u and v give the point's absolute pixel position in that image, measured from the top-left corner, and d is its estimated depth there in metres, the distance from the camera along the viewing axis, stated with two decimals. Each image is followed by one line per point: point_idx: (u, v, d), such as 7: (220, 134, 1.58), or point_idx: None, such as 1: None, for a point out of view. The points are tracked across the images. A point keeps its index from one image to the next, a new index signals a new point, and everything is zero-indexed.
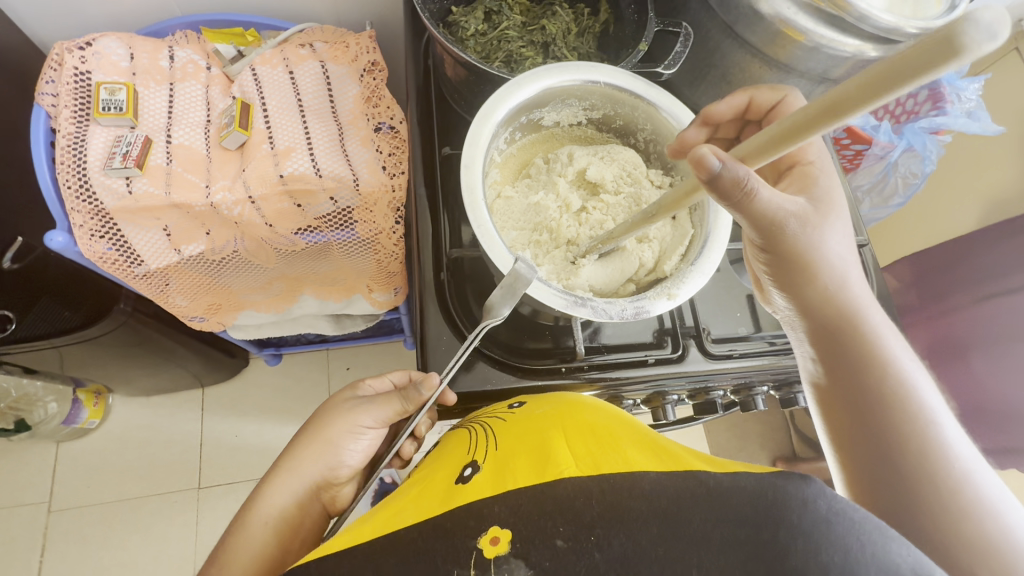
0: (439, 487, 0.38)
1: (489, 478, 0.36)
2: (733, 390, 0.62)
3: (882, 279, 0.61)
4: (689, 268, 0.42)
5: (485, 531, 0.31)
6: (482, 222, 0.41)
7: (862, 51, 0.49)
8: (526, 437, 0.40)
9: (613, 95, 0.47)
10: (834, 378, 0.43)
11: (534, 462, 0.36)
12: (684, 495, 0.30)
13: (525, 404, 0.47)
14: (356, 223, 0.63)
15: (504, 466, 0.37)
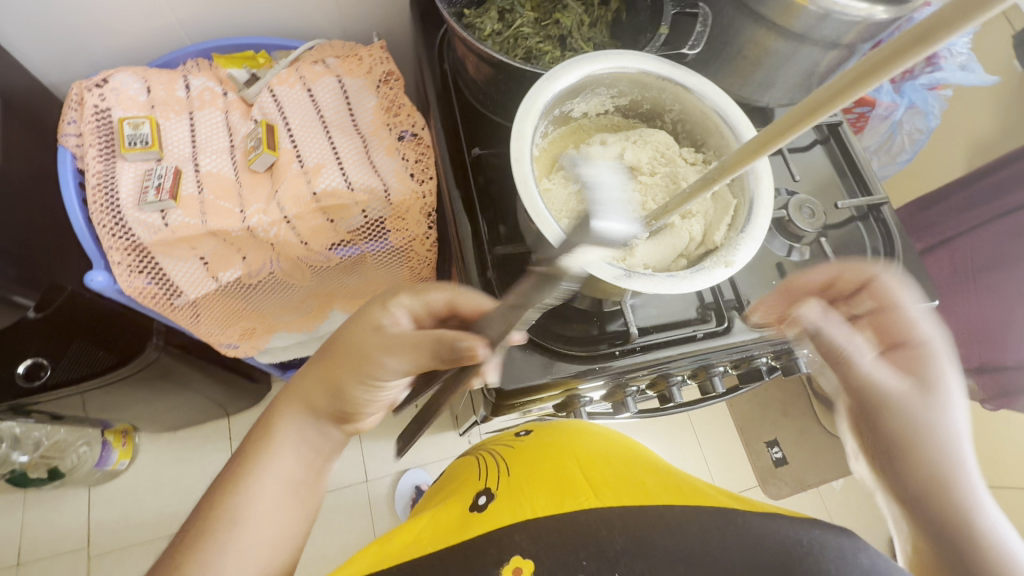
0: (459, 514, 0.51)
1: (508, 505, 0.50)
2: (776, 356, 0.63)
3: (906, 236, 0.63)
4: (740, 236, 0.44)
5: (512, 560, 0.44)
6: (538, 211, 0.42)
7: (871, 13, 0.51)
8: (535, 450, 0.57)
9: (642, 79, 0.48)
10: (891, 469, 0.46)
11: (550, 480, 0.51)
12: (712, 531, 0.43)
13: (529, 432, 0.63)
14: (389, 233, 0.64)
15: (519, 476, 0.53)
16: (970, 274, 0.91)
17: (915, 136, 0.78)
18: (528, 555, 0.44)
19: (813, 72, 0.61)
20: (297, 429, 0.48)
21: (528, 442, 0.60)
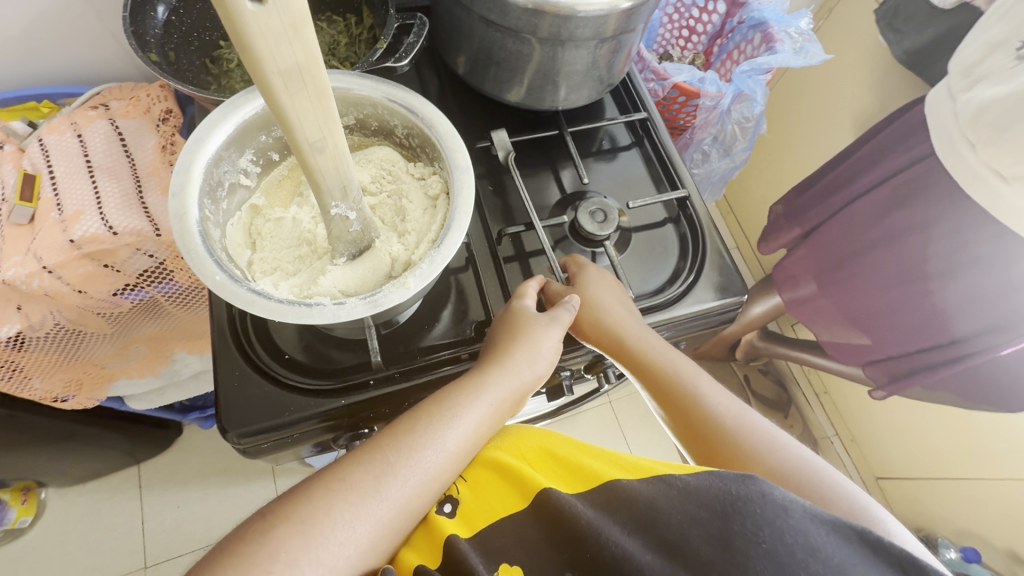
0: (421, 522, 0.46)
1: (476, 507, 0.46)
2: (589, 366, 0.65)
3: (708, 231, 0.62)
4: (433, 253, 0.41)
5: (501, 572, 0.42)
6: (193, 247, 0.38)
7: (611, 5, 0.49)
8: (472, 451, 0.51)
9: (347, 98, 0.46)
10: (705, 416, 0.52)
11: (510, 481, 0.47)
12: (669, 499, 0.42)
13: None
14: (174, 274, 0.63)
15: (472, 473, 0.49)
16: (844, 258, 0.89)
17: (746, 124, 0.77)
18: (516, 563, 0.43)
19: (594, 71, 0.59)
20: (441, 422, 0.44)
21: None
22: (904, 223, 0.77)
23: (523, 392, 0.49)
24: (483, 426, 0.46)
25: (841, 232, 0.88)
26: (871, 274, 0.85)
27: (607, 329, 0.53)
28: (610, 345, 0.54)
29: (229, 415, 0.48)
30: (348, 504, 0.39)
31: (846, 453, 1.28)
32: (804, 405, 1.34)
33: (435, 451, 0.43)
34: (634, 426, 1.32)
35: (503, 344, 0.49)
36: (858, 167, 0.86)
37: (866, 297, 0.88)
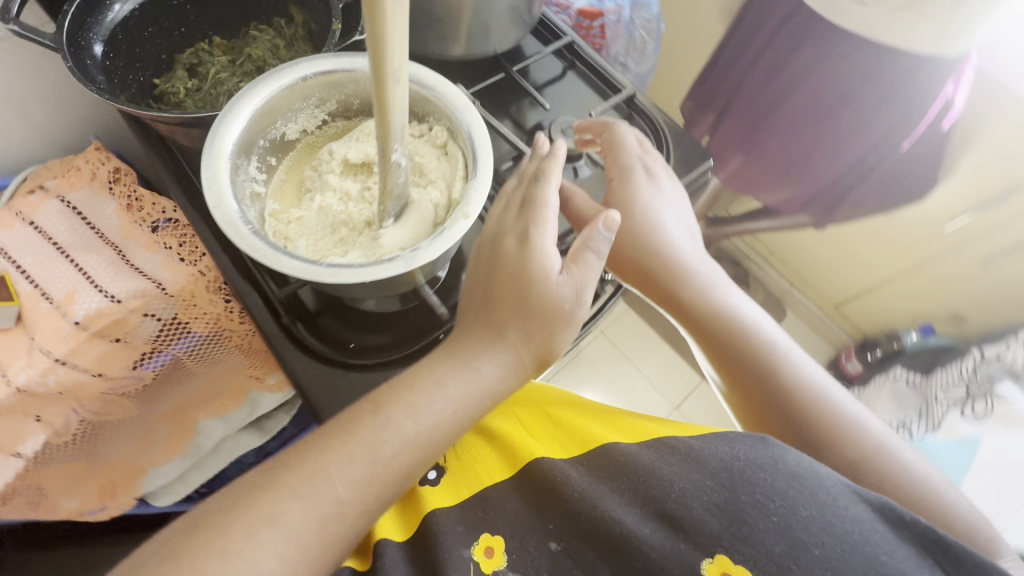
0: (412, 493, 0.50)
1: (461, 478, 0.50)
2: None
3: (661, 118, 0.69)
4: (474, 183, 0.44)
5: (479, 542, 0.44)
6: (257, 248, 0.39)
7: None
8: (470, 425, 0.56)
9: (330, 80, 0.48)
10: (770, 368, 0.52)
11: (503, 453, 0.51)
12: (677, 473, 0.43)
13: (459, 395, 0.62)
14: (190, 327, 0.60)
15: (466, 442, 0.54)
16: (757, 122, 1.01)
17: (649, 27, 0.87)
18: (497, 532, 0.44)
19: (519, 9, 0.63)
20: (430, 403, 0.41)
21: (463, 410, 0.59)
22: (798, 72, 0.90)
23: (543, 327, 0.44)
24: (477, 402, 0.42)
25: (748, 102, 1.00)
26: (784, 127, 0.97)
27: (633, 265, 0.56)
28: (644, 285, 0.56)
29: (326, 412, 0.49)
30: (301, 500, 0.36)
31: (806, 296, 1.46)
32: (759, 271, 1.50)
33: (432, 418, 0.41)
34: (631, 344, 1.43)
35: (508, 291, 0.44)
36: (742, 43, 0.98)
37: (783, 150, 1.00)
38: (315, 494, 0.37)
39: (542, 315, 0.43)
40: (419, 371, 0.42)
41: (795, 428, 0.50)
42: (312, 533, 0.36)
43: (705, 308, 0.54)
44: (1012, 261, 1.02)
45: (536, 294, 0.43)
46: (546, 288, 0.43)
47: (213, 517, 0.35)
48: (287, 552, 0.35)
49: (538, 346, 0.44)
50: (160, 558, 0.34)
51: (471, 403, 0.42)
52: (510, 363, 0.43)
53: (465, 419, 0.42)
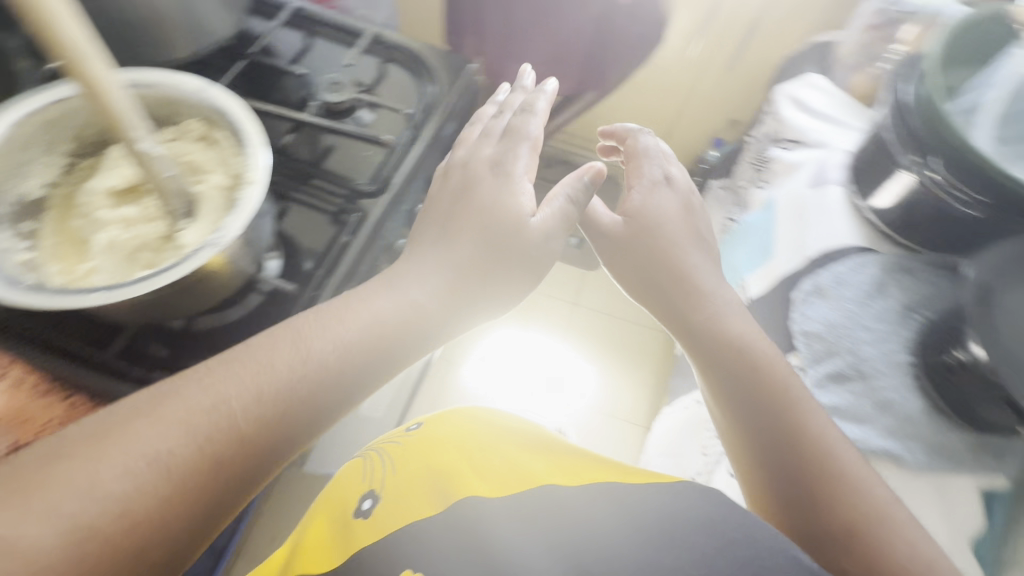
0: (350, 520, 0.59)
1: (382, 512, 0.57)
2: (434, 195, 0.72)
3: (411, 46, 0.73)
4: (249, 149, 0.45)
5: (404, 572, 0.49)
6: (56, 302, 0.38)
7: None
8: (411, 453, 0.66)
9: (48, 118, 0.46)
10: (799, 420, 0.56)
11: (430, 490, 0.58)
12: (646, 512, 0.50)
13: (418, 427, 0.73)
14: (24, 444, 0.47)
15: (405, 473, 0.63)
16: (511, 26, 1.11)
17: None
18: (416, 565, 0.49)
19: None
20: (347, 322, 0.46)
21: (410, 442, 0.69)
22: None
23: (491, 260, 0.52)
24: (386, 344, 0.46)
25: (496, 14, 1.08)
26: (536, 20, 1.08)
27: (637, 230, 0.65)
28: (643, 284, 0.65)
29: None
30: (209, 398, 0.38)
31: None
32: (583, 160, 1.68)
33: (338, 345, 0.44)
34: None
35: (471, 225, 0.53)
36: None
37: (542, 41, 1.10)
38: (226, 391, 0.39)
39: (500, 233, 0.52)
40: (349, 299, 0.48)
41: (754, 417, 0.57)
42: (215, 430, 0.38)
43: (711, 328, 0.62)
44: (743, 59, 1.25)
45: (477, 225, 0.53)
46: (493, 202, 0.54)
47: (130, 409, 0.37)
48: (183, 442, 0.36)
49: (455, 261, 0.51)
50: (76, 446, 0.34)
51: (385, 334, 0.46)
52: (441, 292, 0.50)
53: (379, 354, 0.46)
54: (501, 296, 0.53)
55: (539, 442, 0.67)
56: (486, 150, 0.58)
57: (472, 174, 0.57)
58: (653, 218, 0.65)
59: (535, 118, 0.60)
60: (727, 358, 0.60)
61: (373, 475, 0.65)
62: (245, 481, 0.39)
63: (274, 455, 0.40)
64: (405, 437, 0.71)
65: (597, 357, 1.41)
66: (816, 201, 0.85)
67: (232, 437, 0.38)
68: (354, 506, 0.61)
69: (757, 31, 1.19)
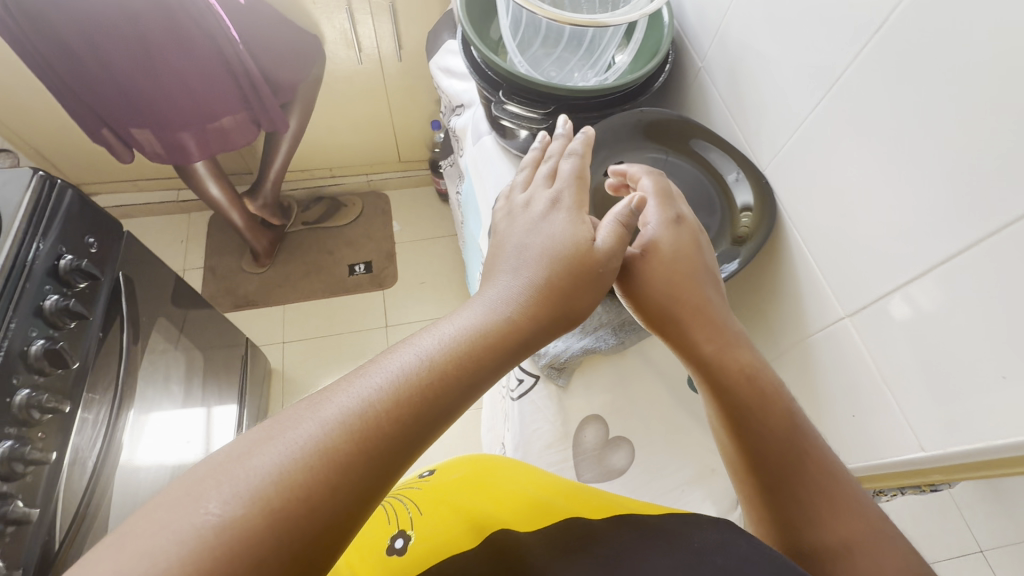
0: (372, 559, 0.51)
1: (425, 547, 0.51)
2: (55, 324, 0.63)
3: None
4: None
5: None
6: None
7: None
8: (433, 502, 0.58)
9: None
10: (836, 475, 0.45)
11: (466, 529, 0.53)
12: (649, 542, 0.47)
13: (433, 473, 0.66)
14: None
15: (430, 518, 0.55)
16: (146, 110, 1.00)
17: None
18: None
19: None
20: (440, 337, 0.39)
21: (427, 486, 0.62)
22: (113, 52, 0.90)
23: (582, 282, 0.46)
24: (471, 365, 0.38)
25: (121, 102, 0.98)
26: (169, 95, 0.99)
27: (673, 260, 0.51)
28: (685, 308, 0.50)
29: None
30: (346, 398, 0.34)
31: (371, 172, 1.69)
32: (331, 187, 1.68)
33: (439, 355, 0.37)
34: (313, 322, 1.51)
35: (556, 282, 0.45)
36: (52, 67, 0.91)
37: (191, 107, 1.02)
38: (345, 389, 0.34)
39: (547, 273, 0.45)
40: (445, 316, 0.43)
41: (775, 453, 0.46)
42: (322, 453, 0.31)
43: (723, 361, 0.49)
44: (406, 49, 1.31)
45: (539, 247, 0.47)
46: (549, 233, 0.48)
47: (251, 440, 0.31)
48: (282, 464, 0.30)
49: (562, 308, 0.45)
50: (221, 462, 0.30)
51: (465, 354, 0.38)
52: (528, 285, 0.45)
53: (456, 377, 0.37)
54: (577, 317, 0.46)
55: (558, 479, 0.61)
56: (543, 197, 0.53)
57: (533, 214, 0.52)
58: (692, 246, 0.53)
59: (583, 162, 0.56)
60: (734, 387, 0.48)
61: (390, 518, 0.57)
62: (353, 509, 0.32)
63: (377, 477, 0.33)
64: (423, 483, 0.63)
65: None
66: (480, 154, 0.90)
67: (331, 462, 0.31)
68: (378, 551, 0.52)
69: (401, 21, 1.24)
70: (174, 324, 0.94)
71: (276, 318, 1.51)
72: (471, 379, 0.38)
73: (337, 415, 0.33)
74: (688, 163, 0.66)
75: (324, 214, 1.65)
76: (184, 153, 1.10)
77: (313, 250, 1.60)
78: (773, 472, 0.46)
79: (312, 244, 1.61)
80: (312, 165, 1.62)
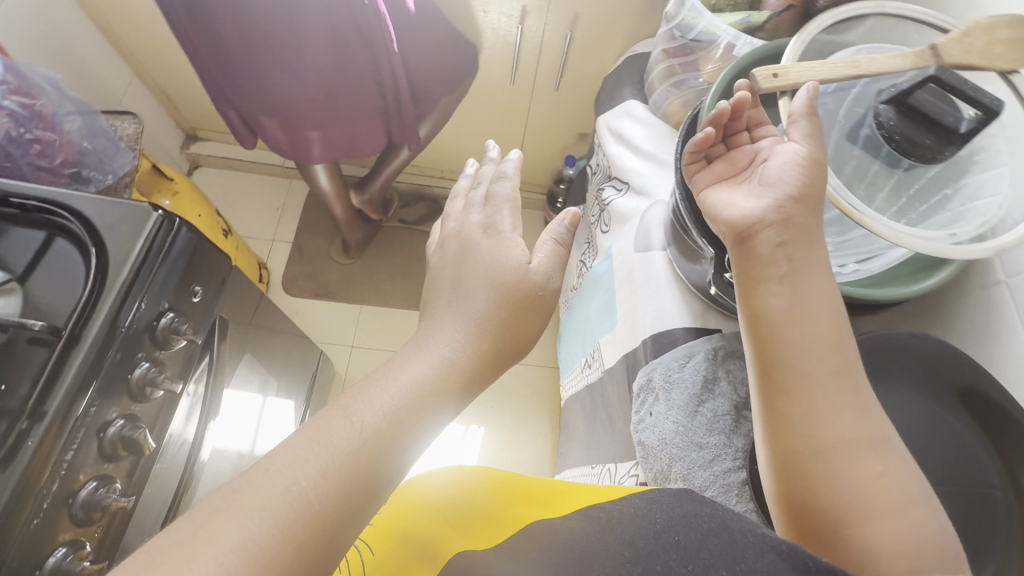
0: None
1: None
2: (139, 396, 0.55)
3: (78, 212, 0.54)
4: None
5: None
6: None
7: None
8: (389, 529, 0.58)
9: None
10: (884, 459, 0.42)
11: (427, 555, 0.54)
12: (611, 521, 0.47)
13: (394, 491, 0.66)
14: None
15: (385, 553, 0.55)
16: (280, 108, 0.90)
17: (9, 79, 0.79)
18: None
19: None
20: (398, 381, 0.40)
21: (387, 507, 0.63)
22: (264, 44, 0.79)
23: (530, 305, 0.46)
24: (439, 398, 0.40)
25: (256, 94, 0.88)
26: (307, 97, 0.88)
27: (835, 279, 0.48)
28: (828, 307, 0.46)
29: None
30: (306, 458, 0.34)
31: None
32: (441, 190, 1.56)
33: (394, 402, 0.38)
34: (387, 333, 1.42)
35: (501, 334, 0.44)
36: (198, 44, 0.82)
37: (327, 112, 0.91)
38: (320, 451, 0.35)
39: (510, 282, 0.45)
40: (392, 360, 0.42)
41: (829, 447, 0.43)
42: (297, 518, 0.32)
43: (808, 362, 0.45)
44: (568, 78, 1.14)
45: (480, 274, 0.46)
46: (487, 260, 0.47)
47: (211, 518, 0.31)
48: (262, 544, 0.30)
49: (514, 338, 0.45)
50: (170, 552, 0.29)
51: (425, 394, 0.39)
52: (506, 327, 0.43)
53: (421, 414, 0.39)
54: (528, 338, 0.46)
55: (548, 484, 0.62)
56: (474, 222, 0.50)
57: (466, 238, 0.50)
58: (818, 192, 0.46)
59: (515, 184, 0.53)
60: (807, 380, 0.45)
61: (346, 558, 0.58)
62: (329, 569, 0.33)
63: (345, 540, 0.34)
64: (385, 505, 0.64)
65: (488, 410, 1.34)
66: (642, 269, 0.74)
67: (287, 555, 0.31)
68: None
69: (574, 51, 1.07)
70: (252, 349, 0.86)
71: (351, 317, 1.43)
72: (433, 411, 0.39)
73: (300, 478, 0.33)
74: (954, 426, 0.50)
75: (425, 218, 1.54)
76: (306, 154, 1.00)
77: (404, 254, 1.50)
78: (814, 455, 0.43)
79: (405, 247, 1.51)
80: (427, 164, 1.50)
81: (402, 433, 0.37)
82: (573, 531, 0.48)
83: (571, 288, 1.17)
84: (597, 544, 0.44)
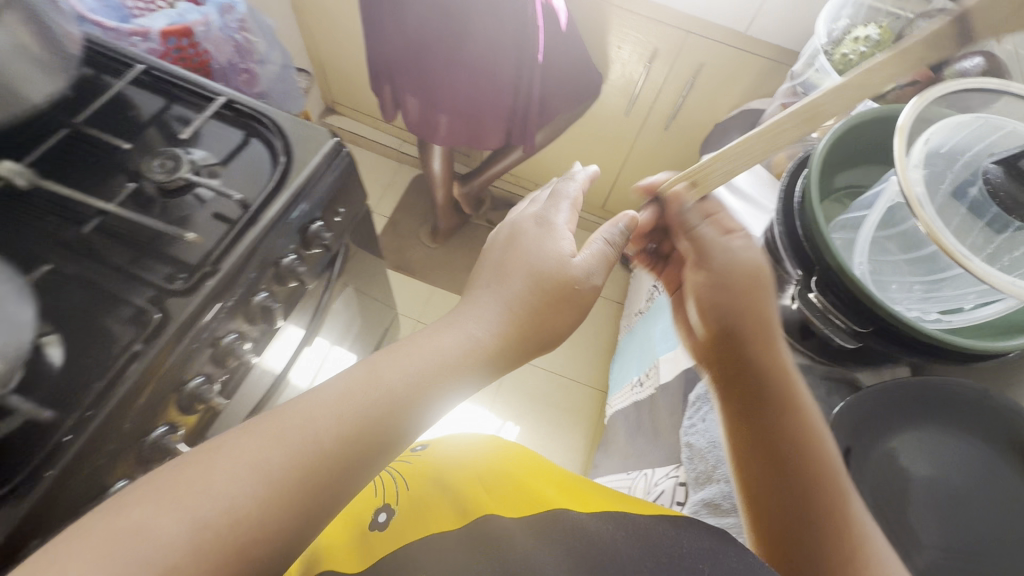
0: (361, 534, 0.61)
1: (396, 524, 0.60)
2: (280, 279, 0.65)
3: (280, 125, 0.67)
4: None
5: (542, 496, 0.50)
6: None
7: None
8: (420, 476, 0.66)
9: None
10: (826, 485, 0.50)
11: (451, 511, 0.59)
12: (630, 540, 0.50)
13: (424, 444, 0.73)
14: None
15: (411, 498, 0.63)
16: (428, 89, 1.03)
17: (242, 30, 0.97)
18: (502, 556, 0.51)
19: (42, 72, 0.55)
20: (418, 353, 0.47)
21: (418, 458, 0.70)
22: (436, 33, 0.93)
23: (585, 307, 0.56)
24: (455, 375, 0.47)
25: (413, 74, 1.02)
26: (454, 84, 1.01)
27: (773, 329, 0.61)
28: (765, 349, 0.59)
29: None
30: (323, 408, 0.42)
31: None
32: None
33: (410, 372, 0.45)
34: None
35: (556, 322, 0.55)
36: (382, 24, 0.98)
37: (467, 101, 1.04)
38: (330, 406, 0.42)
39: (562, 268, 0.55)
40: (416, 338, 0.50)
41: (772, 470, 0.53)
42: (300, 455, 0.39)
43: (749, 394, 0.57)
44: (678, 122, 1.23)
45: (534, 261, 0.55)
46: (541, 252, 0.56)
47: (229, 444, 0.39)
48: (271, 472, 0.38)
49: (545, 325, 0.54)
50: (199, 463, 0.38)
51: (447, 367, 0.47)
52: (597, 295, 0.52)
53: (434, 387, 0.46)
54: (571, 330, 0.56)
55: (578, 481, 0.65)
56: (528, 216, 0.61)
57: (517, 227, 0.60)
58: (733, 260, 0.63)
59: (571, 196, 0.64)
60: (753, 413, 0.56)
61: (375, 492, 0.66)
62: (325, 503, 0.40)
63: (351, 477, 0.41)
64: (415, 456, 0.71)
65: (527, 412, 1.39)
66: None
67: (291, 485, 0.38)
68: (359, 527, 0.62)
69: (691, 98, 1.15)
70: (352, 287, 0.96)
71: (423, 295, 1.53)
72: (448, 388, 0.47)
73: (316, 419, 0.41)
74: (1003, 467, 0.57)
75: None
76: (435, 134, 1.13)
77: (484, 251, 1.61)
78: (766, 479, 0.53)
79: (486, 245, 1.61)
80: (525, 175, 1.62)
81: (415, 397, 0.45)
82: (599, 530, 0.52)
83: (637, 312, 1.22)
84: (626, 554, 0.49)
